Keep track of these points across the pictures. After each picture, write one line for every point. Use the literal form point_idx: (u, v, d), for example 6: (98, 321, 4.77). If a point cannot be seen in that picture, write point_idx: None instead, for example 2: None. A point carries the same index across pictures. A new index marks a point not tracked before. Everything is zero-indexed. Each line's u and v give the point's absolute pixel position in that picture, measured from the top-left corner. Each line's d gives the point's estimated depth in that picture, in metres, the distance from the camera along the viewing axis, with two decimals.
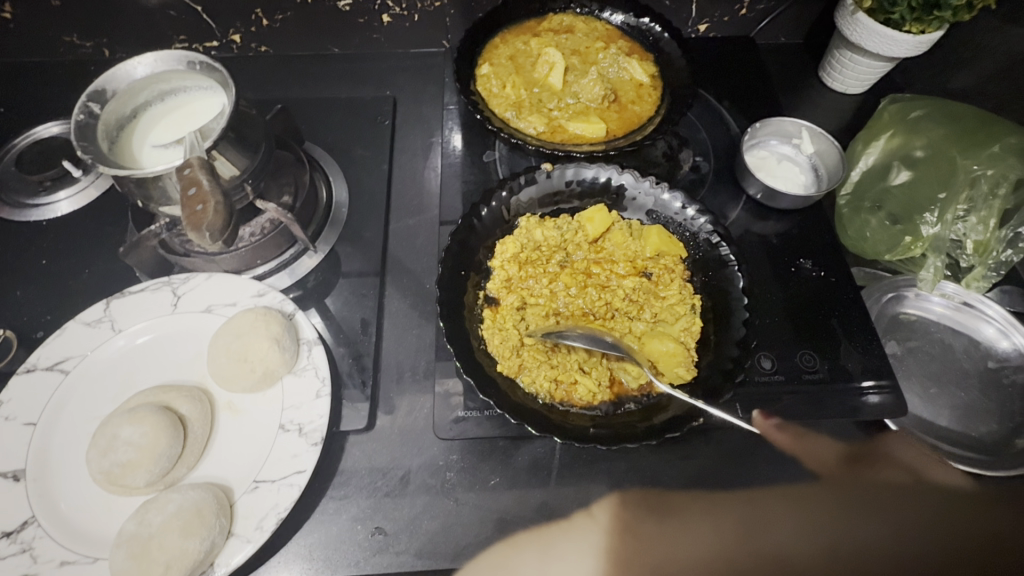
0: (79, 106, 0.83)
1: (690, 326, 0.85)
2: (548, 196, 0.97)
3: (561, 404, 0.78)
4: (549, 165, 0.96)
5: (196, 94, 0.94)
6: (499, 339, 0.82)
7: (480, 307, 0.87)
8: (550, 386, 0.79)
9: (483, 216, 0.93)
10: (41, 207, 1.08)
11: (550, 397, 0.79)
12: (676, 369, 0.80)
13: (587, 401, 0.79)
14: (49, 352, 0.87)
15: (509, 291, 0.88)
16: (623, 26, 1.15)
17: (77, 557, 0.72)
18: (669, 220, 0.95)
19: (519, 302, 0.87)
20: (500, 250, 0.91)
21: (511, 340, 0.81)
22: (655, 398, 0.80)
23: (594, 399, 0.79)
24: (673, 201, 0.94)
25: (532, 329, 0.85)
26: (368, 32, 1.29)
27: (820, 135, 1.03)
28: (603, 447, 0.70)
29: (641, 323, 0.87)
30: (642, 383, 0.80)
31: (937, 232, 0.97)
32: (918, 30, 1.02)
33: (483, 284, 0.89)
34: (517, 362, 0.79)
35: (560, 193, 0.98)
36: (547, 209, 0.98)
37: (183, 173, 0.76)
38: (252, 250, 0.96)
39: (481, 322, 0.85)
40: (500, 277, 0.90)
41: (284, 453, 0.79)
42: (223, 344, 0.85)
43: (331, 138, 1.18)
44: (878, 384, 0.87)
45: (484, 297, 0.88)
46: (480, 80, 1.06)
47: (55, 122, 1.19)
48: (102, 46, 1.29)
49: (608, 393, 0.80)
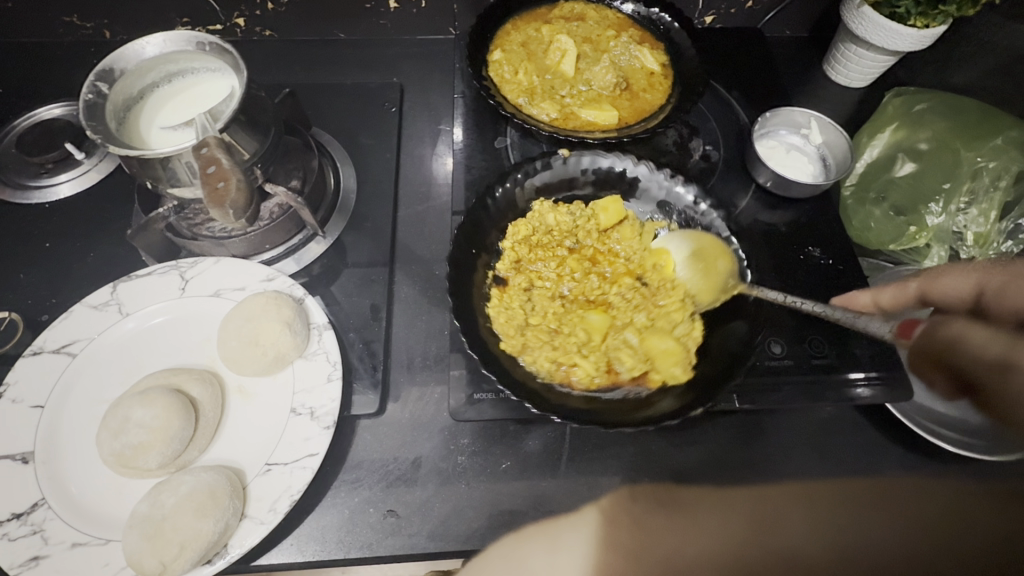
0: (87, 86, 0.82)
1: (690, 331, 0.84)
2: (562, 181, 0.97)
3: (559, 385, 0.78)
4: (566, 152, 0.97)
5: (205, 75, 0.93)
6: (505, 317, 0.84)
7: (489, 285, 0.88)
8: (551, 367, 0.80)
9: (497, 197, 0.94)
10: (43, 189, 1.07)
11: (550, 376, 0.79)
12: (672, 368, 0.79)
13: (584, 385, 0.79)
14: (55, 335, 0.86)
15: (518, 271, 0.90)
16: (633, 14, 1.15)
17: (90, 538, 0.72)
18: (691, 215, 0.94)
19: (528, 283, 0.90)
20: (512, 231, 0.92)
21: (517, 318, 0.84)
22: (650, 393, 0.78)
23: (591, 383, 0.79)
24: (686, 194, 0.95)
25: (538, 310, 0.87)
26: (375, 18, 1.28)
27: (830, 126, 1.04)
28: (599, 429, 0.70)
29: (642, 316, 0.87)
30: (637, 375, 0.80)
31: (942, 222, 1.01)
32: (923, 23, 1.02)
33: (493, 264, 0.90)
34: (521, 342, 0.81)
35: (576, 180, 0.98)
36: (562, 193, 0.98)
37: (200, 152, 0.77)
38: (262, 234, 0.96)
39: (488, 300, 0.87)
40: (510, 258, 0.91)
41: (297, 436, 0.79)
42: (234, 328, 0.85)
43: (337, 124, 1.17)
44: (876, 373, 0.88)
45: (493, 277, 0.90)
46: (493, 66, 1.06)
47: (57, 104, 1.17)
48: (102, 27, 1.27)
49: (604, 379, 0.80)
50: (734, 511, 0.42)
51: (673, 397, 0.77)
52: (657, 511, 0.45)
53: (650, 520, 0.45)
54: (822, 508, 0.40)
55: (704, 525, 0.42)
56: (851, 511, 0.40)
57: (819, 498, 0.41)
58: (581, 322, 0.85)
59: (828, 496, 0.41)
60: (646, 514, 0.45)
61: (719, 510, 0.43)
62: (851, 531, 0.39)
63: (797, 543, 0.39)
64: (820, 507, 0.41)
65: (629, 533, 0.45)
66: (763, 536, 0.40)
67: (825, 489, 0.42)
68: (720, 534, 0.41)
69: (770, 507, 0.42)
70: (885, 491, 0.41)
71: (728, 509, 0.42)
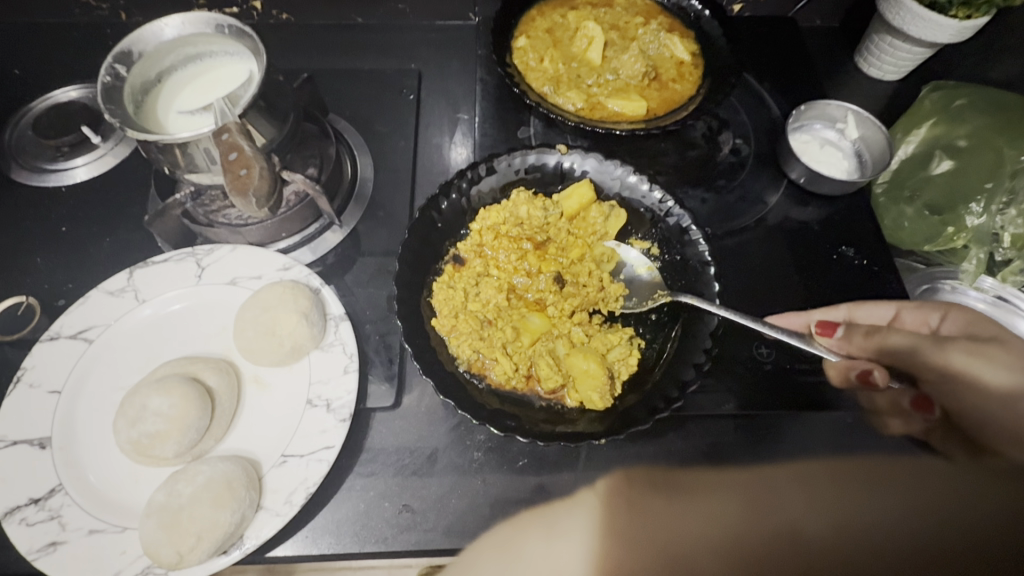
0: (105, 68, 0.81)
1: (625, 357, 0.79)
2: (556, 175, 0.93)
3: (474, 374, 0.77)
4: (565, 148, 0.92)
5: (223, 59, 0.91)
6: (444, 295, 0.82)
7: (446, 263, 0.88)
8: (474, 356, 0.78)
9: (482, 187, 0.92)
10: (59, 172, 1.06)
11: (469, 364, 0.78)
12: (590, 393, 0.73)
13: (500, 381, 0.77)
14: (72, 321, 0.85)
15: (479, 255, 0.88)
16: (663, 1, 1.11)
17: (106, 526, 0.72)
18: (673, 236, 0.88)
19: (484, 269, 0.87)
20: (482, 216, 0.88)
21: (455, 300, 0.81)
22: (565, 409, 0.76)
23: (507, 382, 0.77)
24: (680, 218, 0.88)
25: (482, 298, 0.84)
26: (394, 2, 1.25)
27: (867, 120, 1.00)
28: (494, 429, 0.69)
29: (579, 331, 0.82)
30: (554, 388, 0.77)
31: (981, 224, 0.97)
32: (965, 14, 0.98)
33: (457, 243, 0.89)
34: (451, 324, 0.79)
35: (567, 176, 0.93)
36: (548, 187, 0.94)
37: (222, 138, 0.76)
38: (280, 222, 0.94)
39: (440, 276, 0.86)
40: (474, 241, 0.89)
41: (313, 428, 0.78)
42: (251, 317, 0.84)
43: (355, 111, 1.15)
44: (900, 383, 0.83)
45: (453, 254, 0.89)
46: (517, 54, 1.03)
47: (73, 86, 1.16)
48: (118, 8, 1.25)
49: (522, 382, 0.78)
50: (730, 490, 0.39)
51: (587, 421, 0.74)
52: (650, 493, 0.40)
53: (641, 503, 0.40)
54: (820, 488, 0.38)
55: (716, 503, 0.38)
56: (852, 488, 0.38)
57: (820, 478, 0.39)
58: (518, 321, 0.83)
59: (833, 473, 0.39)
60: (642, 496, 0.40)
61: (715, 490, 0.39)
62: (856, 506, 0.37)
63: (796, 518, 0.36)
64: (820, 488, 0.38)
65: (627, 516, 0.39)
66: (760, 517, 0.37)
67: (828, 468, 0.40)
68: (715, 514, 0.37)
69: (767, 486, 0.39)
70: (893, 468, 0.39)
71: (734, 487, 0.39)
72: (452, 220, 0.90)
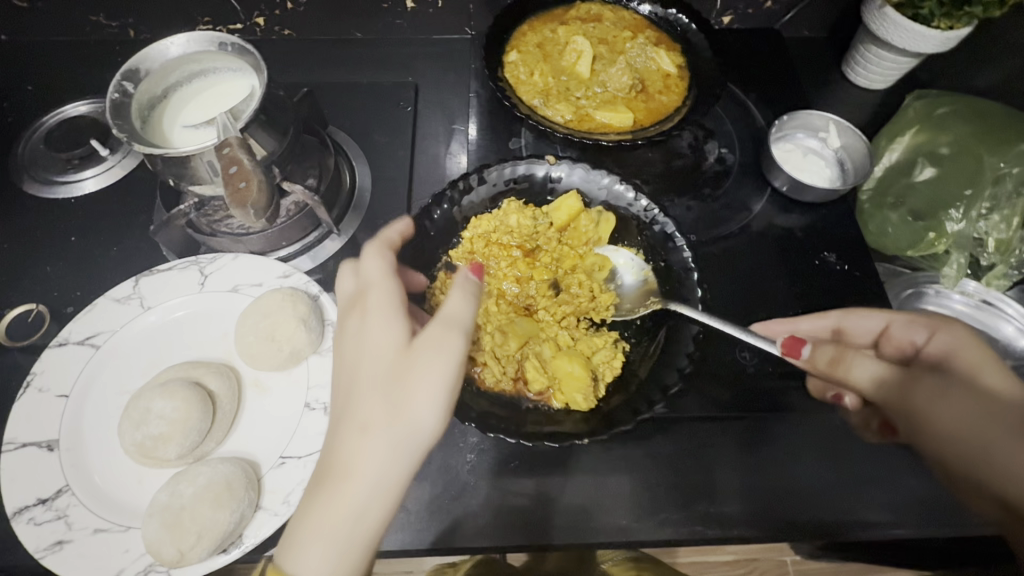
0: (113, 85, 0.85)
1: (609, 360, 0.82)
2: (546, 185, 0.96)
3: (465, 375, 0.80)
4: (554, 158, 0.96)
5: (226, 75, 0.94)
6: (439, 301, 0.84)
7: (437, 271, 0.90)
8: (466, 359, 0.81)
9: (472, 197, 0.94)
10: (68, 184, 1.10)
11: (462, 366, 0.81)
12: (574, 394, 0.76)
13: (490, 384, 0.80)
14: (80, 328, 0.89)
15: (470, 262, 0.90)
16: (650, 16, 1.15)
17: (111, 525, 0.75)
18: (658, 244, 0.91)
19: None
20: (474, 224, 0.91)
21: None
22: (551, 411, 0.79)
23: (497, 385, 0.80)
24: (665, 226, 0.91)
25: None
26: (392, 17, 1.29)
27: (848, 130, 1.02)
28: (489, 433, 0.71)
29: (566, 335, 0.85)
30: (542, 390, 0.80)
31: (962, 229, 0.99)
32: (947, 26, 1.01)
33: (449, 252, 0.91)
34: None
35: (557, 188, 0.96)
36: (538, 196, 0.96)
37: (223, 152, 0.79)
38: (281, 231, 0.97)
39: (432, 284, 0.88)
40: (465, 248, 0.91)
41: (311, 430, 0.80)
42: (252, 323, 0.87)
43: (354, 122, 1.19)
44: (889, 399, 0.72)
45: (445, 262, 0.91)
46: (509, 67, 1.06)
47: (83, 101, 1.21)
48: (127, 26, 1.30)
49: (511, 385, 0.81)
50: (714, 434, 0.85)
51: (573, 421, 0.77)
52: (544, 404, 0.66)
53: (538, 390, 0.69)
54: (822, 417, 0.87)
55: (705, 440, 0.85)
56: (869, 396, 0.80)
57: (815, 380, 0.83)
58: (506, 325, 0.85)
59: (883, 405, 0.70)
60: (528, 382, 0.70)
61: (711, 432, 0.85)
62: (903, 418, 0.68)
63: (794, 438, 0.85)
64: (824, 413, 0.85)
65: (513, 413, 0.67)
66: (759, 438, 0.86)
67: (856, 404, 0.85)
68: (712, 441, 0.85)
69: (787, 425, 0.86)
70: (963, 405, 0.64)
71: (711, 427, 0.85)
72: (445, 228, 0.92)
